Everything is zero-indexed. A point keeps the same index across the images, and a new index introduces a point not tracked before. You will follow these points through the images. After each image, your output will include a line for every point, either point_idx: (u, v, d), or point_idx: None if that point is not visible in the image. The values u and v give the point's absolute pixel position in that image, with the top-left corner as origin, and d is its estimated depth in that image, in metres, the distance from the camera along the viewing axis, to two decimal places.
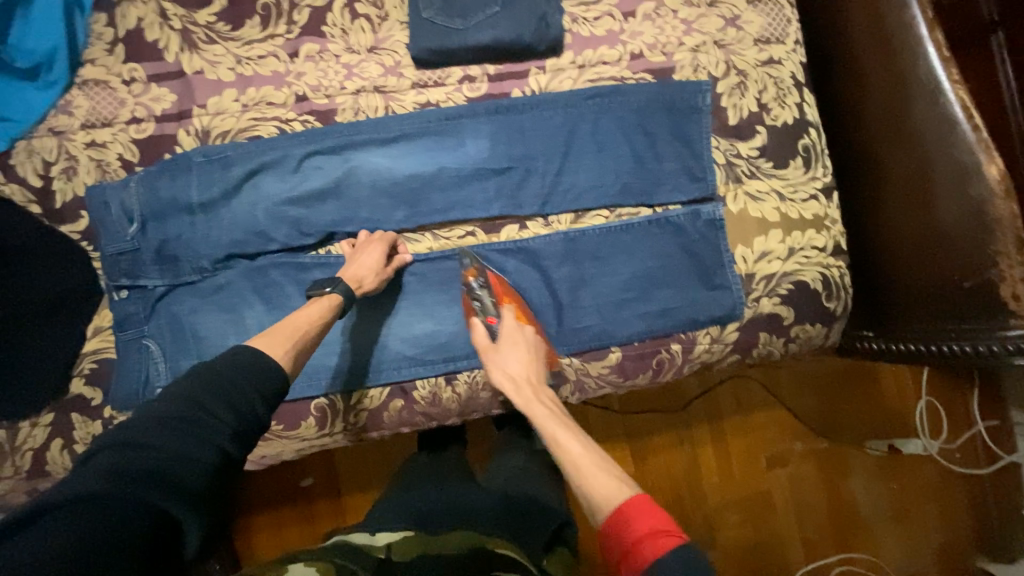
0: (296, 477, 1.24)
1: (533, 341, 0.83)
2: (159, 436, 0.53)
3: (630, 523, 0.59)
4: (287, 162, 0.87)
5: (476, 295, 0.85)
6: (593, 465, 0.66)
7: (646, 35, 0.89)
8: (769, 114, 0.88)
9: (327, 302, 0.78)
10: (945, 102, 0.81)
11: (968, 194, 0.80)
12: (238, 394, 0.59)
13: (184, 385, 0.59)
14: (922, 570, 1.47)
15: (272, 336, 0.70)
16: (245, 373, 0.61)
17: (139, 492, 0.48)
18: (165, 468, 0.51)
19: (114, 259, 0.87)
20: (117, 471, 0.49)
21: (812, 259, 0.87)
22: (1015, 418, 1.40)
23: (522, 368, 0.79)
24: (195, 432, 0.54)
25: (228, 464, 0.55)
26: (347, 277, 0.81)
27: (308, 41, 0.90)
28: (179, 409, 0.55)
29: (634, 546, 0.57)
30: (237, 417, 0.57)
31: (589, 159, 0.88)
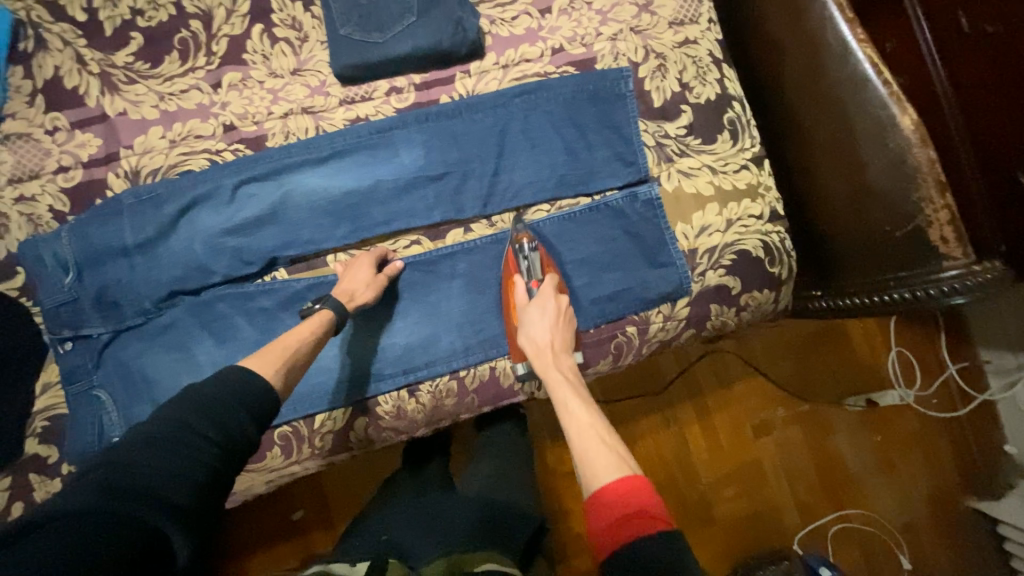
0: (285, 511, 1.22)
1: (561, 310, 0.82)
2: (147, 453, 0.53)
3: (616, 501, 0.59)
4: (220, 193, 0.86)
5: (524, 257, 0.86)
6: (596, 437, 0.67)
7: (564, 29, 0.90)
8: (692, 92, 0.90)
9: (319, 317, 0.79)
10: (855, 61, 0.85)
11: (888, 146, 0.84)
12: (226, 411, 0.60)
13: (171, 406, 0.59)
14: (914, 518, 1.50)
15: (264, 355, 0.71)
16: (231, 390, 0.62)
17: (125, 505, 0.48)
18: (158, 482, 0.51)
19: (55, 311, 0.85)
20: (109, 488, 0.49)
21: (750, 227, 0.89)
22: (985, 356, 1.46)
23: (544, 337, 0.79)
24: (183, 448, 0.54)
25: (215, 482, 0.55)
26: (338, 292, 0.82)
27: (230, 71, 0.90)
28: (165, 429, 0.56)
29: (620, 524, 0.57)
30: (224, 432, 0.58)
31: (523, 155, 0.89)
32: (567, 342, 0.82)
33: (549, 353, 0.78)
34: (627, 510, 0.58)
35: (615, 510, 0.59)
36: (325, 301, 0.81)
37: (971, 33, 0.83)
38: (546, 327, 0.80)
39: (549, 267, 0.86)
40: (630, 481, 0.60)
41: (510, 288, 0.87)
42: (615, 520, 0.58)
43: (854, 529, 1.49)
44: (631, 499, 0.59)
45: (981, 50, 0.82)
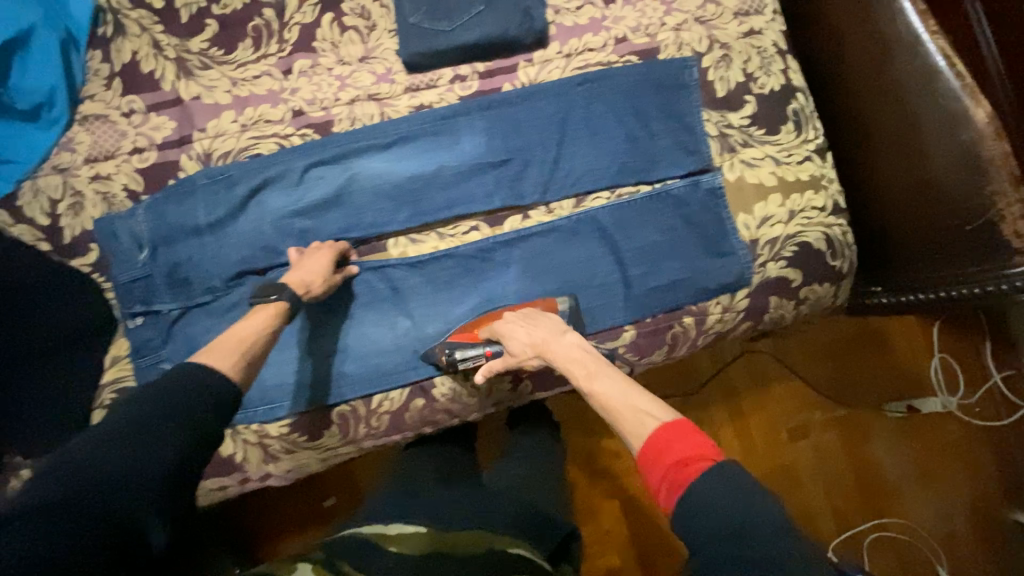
0: (318, 496, 1.24)
1: (539, 311, 0.84)
2: (115, 446, 0.54)
3: (666, 447, 0.59)
4: (289, 175, 0.88)
5: (465, 359, 0.84)
6: (628, 399, 0.67)
7: (627, 19, 0.91)
8: (756, 83, 0.90)
9: (274, 309, 0.78)
10: (926, 53, 0.83)
11: (959, 139, 0.82)
12: (190, 403, 0.59)
13: (142, 398, 0.59)
14: (955, 529, 1.46)
15: (219, 348, 0.70)
16: (197, 388, 0.61)
17: (91, 500, 0.51)
18: (124, 476, 0.53)
19: (127, 287, 0.88)
20: (79, 482, 0.52)
21: (813, 219, 0.88)
22: None
23: (542, 332, 0.79)
24: (148, 439, 0.55)
25: (186, 473, 0.57)
26: (295, 283, 0.81)
27: (301, 58, 0.93)
28: (134, 418, 0.57)
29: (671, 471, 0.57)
30: (191, 428, 0.58)
31: (584, 143, 0.90)
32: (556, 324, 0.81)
33: (543, 345, 0.78)
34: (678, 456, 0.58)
35: (666, 456, 0.58)
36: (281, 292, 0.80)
37: None
38: (535, 325, 0.80)
39: (476, 327, 0.87)
40: (676, 427, 0.60)
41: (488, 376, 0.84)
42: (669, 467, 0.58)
43: (891, 538, 1.46)
44: (681, 444, 0.59)
45: None
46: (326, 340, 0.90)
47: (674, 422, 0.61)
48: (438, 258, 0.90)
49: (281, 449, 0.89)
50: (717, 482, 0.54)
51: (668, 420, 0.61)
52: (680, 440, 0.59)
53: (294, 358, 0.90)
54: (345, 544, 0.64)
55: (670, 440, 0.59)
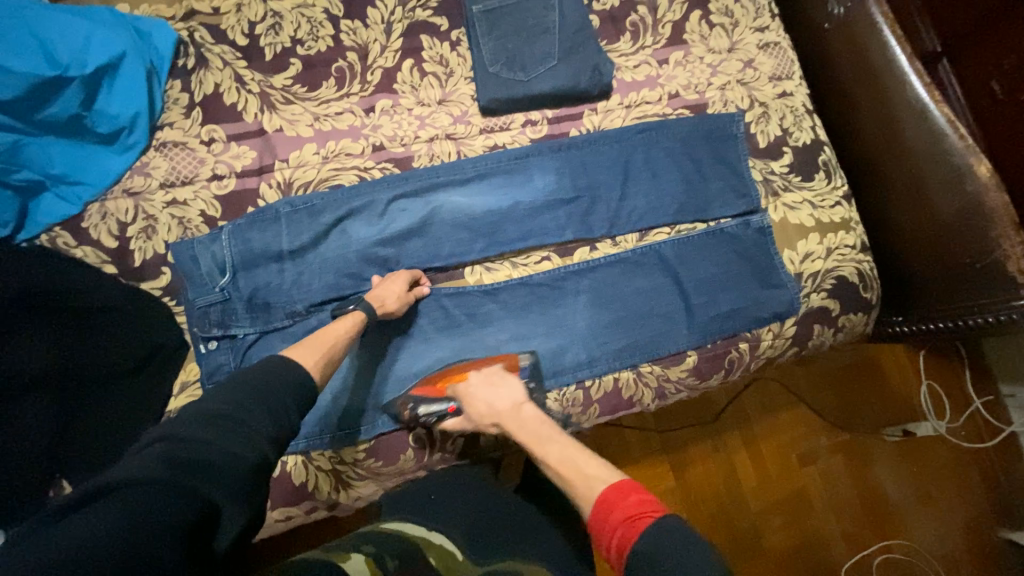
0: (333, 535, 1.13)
1: (502, 373, 0.85)
2: (203, 432, 0.54)
3: (612, 508, 0.60)
4: (374, 206, 0.93)
5: (432, 412, 0.85)
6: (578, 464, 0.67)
7: (679, 78, 1.03)
8: (791, 136, 1.02)
9: (351, 318, 0.82)
10: (931, 119, 0.98)
11: (966, 190, 0.95)
12: (274, 400, 0.62)
13: (224, 393, 0.60)
14: (953, 549, 1.55)
15: (307, 346, 0.75)
16: (280, 382, 0.65)
17: (183, 480, 0.49)
18: (213, 460, 0.52)
19: (204, 312, 0.88)
20: (171, 462, 0.50)
21: (847, 255, 1.00)
22: (1007, 391, 1.58)
23: (503, 402, 0.79)
24: (237, 430, 0.56)
25: (263, 470, 0.56)
26: (371, 296, 0.86)
27: (382, 97, 0.99)
28: (220, 411, 0.58)
29: (617, 532, 0.58)
30: (275, 425, 0.60)
31: (645, 184, 0.99)
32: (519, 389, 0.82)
33: (513, 412, 0.78)
34: (621, 514, 0.59)
35: (613, 516, 0.59)
36: (357, 304, 0.86)
37: (1005, 98, 1.05)
38: (498, 390, 0.81)
39: (442, 382, 0.88)
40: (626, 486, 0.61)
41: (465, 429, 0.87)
42: (616, 526, 0.58)
43: (896, 560, 1.53)
44: (629, 504, 0.59)
45: (1012, 117, 1.03)
46: (403, 365, 0.93)
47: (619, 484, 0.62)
48: (513, 286, 0.95)
49: (354, 476, 0.89)
50: (653, 540, 0.55)
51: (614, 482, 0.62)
52: (621, 499, 0.59)
53: (370, 384, 0.91)
54: (394, 546, 0.64)
55: (614, 499, 0.60)
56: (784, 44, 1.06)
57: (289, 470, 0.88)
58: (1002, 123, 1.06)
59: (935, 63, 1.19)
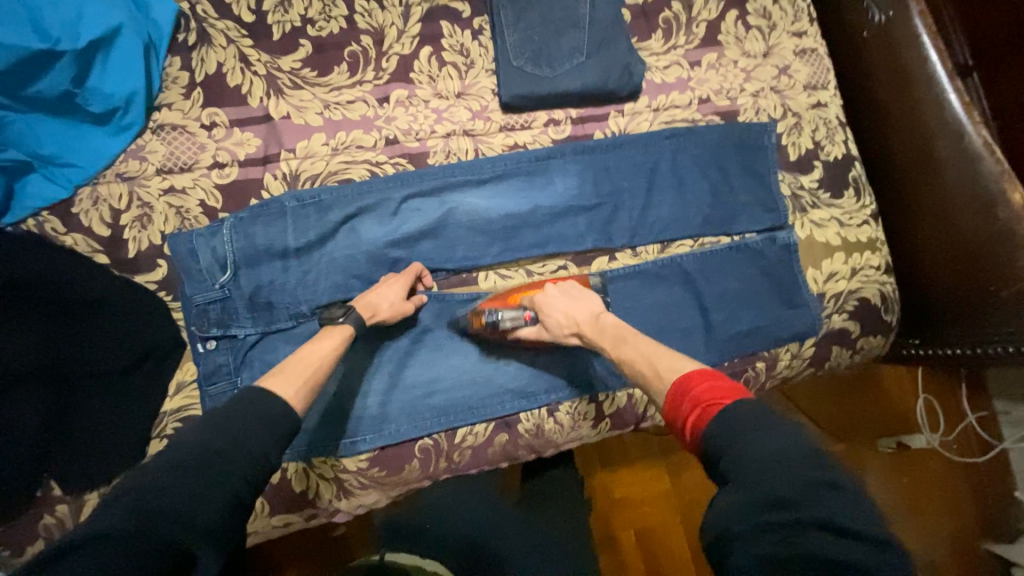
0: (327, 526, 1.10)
1: (579, 287, 0.85)
2: (171, 476, 0.53)
3: (679, 402, 0.62)
4: (386, 205, 0.88)
5: (502, 321, 0.82)
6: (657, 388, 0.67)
7: (711, 82, 0.98)
8: (823, 150, 0.98)
9: (338, 334, 0.77)
10: (969, 140, 0.94)
11: (998, 218, 0.92)
12: (247, 438, 0.59)
13: (199, 429, 0.59)
14: (940, 560, 1.56)
15: (285, 372, 0.71)
16: (252, 413, 0.62)
17: (151, 530, 0.48)
18: (182, 506, 0.51)
19: (202, 309, 0.84)
20: (135, 512, 0.49)
21: (871, 277, 0.97)
22: (1001, 408, 1.57)
23: (583, 311, 0.81)
24: (208, 471, 0.54)
25: (238, 510, 0.55)
26: (361, 306, 0.80)
27: (397, 87, 0.93)
28: (190, 452, 0.56)
29: (687, 421, 0.59)
30: (250, 461, 0.57)
31: (670, 193, 0.95)
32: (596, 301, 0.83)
33: (591, 322, 0.80)
34: (690, 404, 0.60)
35: (680, 408, 0.61)
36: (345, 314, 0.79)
37: None
38: (577, 303, 0.82)
39: (515, 295, 0.86)
40: (692, 378, 0.62)
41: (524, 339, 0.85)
42: (684, 418, 0.60)
43: None
44: (697, 396, 0.60)
45: None
46: (412, 371, 0.90)
47: (706, 371, 0.63)
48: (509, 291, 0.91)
49: (358, 484, 0.86)
50: (729, 424, 0.54)
51: (696, 371, 0.63)
52: (688, 392, 0.61)
53: (380, 392, 0.88)
54: None
55: (692, 384, 0.62)
56: (821, 51, 1.01)
57: (289, 477, 0.85)
58: None
59: (967, 74, 1.14)
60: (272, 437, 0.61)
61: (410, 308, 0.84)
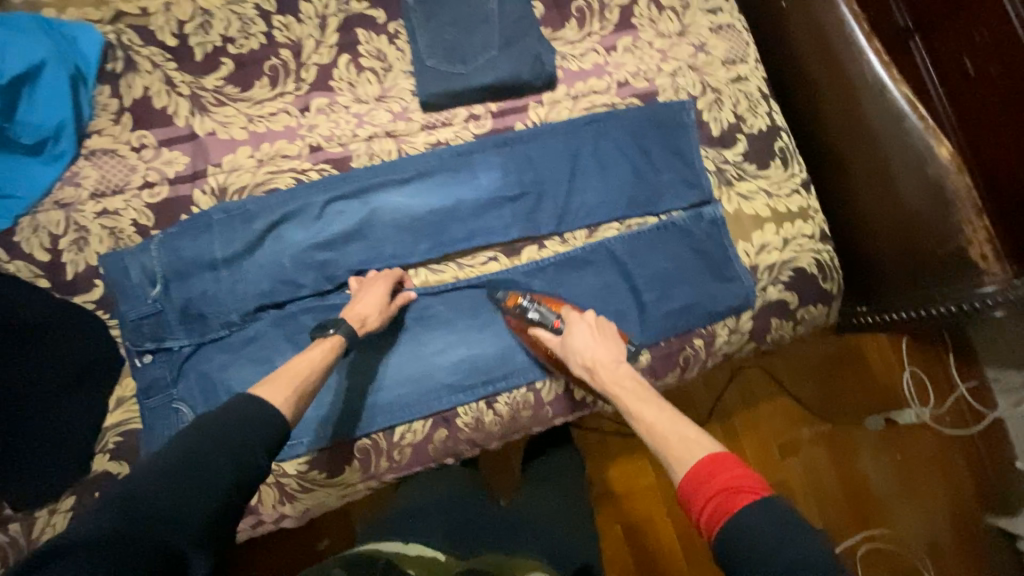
0: (309, 539, 1.12)
1: (610, 330, 0.87)
2: (164, 485, 0.56)
3: (705, 479, 0.63)
4: (309, 210, 0.89)
5: (529, 311, 0.88)
6: (674, 430, 0.71)
7: (628, 66, 0.99)
8: (746, 123, 0.99)
9: (328, 345, 0.79)
10: (891, 99, 0.95)
11: (928, 174, 0.92)
12: (238, 443, 0.61)
13: (193, 436, 0.61)
14: (937, 534, 1.53)
15: (274, 381, 0.72)
16: (242, 424, 0.63)
17: (144, 536, 0.52)
18: (173, 513, 0.54)
19: (137, 324, 0.86)
20: (125, 515, 0.53)
21: (805, 246, 0.96)
22: (992, 376, 1.50)
23: (604, 353, 0.83)
24: (200, 480, 0.57)
25: (227, 513, 0.58)
26: (352, 316, 0.82)
27: (317, 96, 0.95)
28: (182, 459, 0.58)
29: (711, 502, 0.61)
30: (240, 468, 0.60)
31: (594, 178, 0.96)
32: (618, 352, 0.84)
33: (601, 369, 0.81)
34: (717, 486, 0.62)
35: (706, 488, 0.62)
36: (336, 326, 0.81)
37: (977, 74, 1.00)
38: (601, 341, 0.84)
39: (558, 300, 0.91)
40: (719, 458, 0.65)
41: (536, 339, 0.89)
42: (707, 499, 0.62)
43: (881, 548, 1.52)
44: (724, 477, 0.62)
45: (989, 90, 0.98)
46: (345, 375, 0.89)
47: (712, 455, 0.65)
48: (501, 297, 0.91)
49: (299, 487, 0.87)
50: (762, 513, 0.58)
51: (700, 456, 0.65)
52: (718, 473, 0.63)
53: (328, 393, 0.88)
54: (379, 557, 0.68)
55: (703, 476, 0.63)
56: (738, 27, 1.03)
57: None
58: (979, 101, 1.00)
59: (908, 38, 1.13)
60: (259, 443, 0.63)
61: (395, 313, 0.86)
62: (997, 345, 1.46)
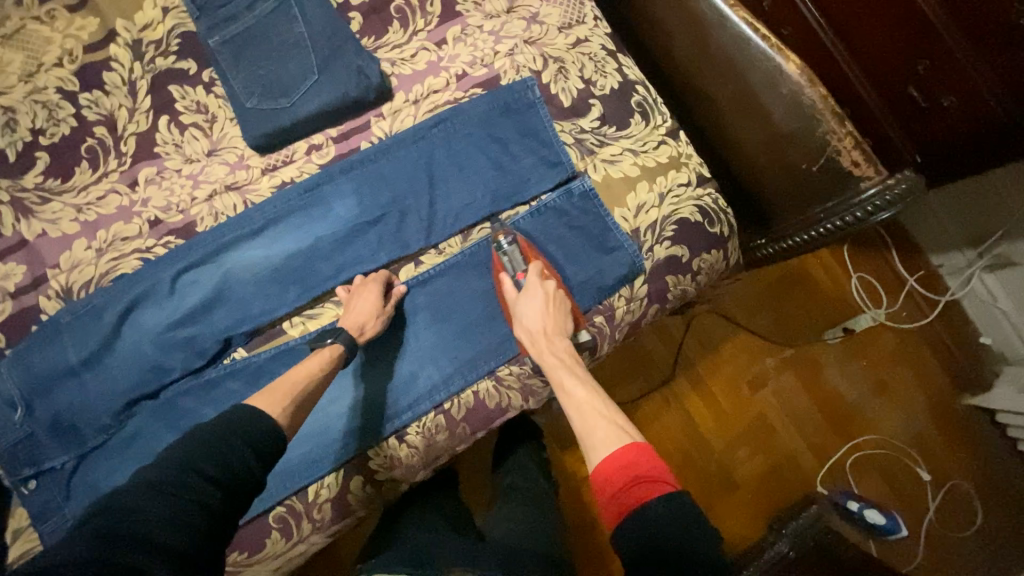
0: None
1: (560, 299, 0.86)
2: (149, 497, 0.53)
3: (622, 468, 0.64)
4: (159, 288, 0.84)
5: (505, 253, 0.88)
6: (594, 412, 0.73)
7: (462, 55, 0.94)
8: (596, 86, 0.95)
9: (329, 352, 0.80)
10: (732, 24, 0.93)
11: (784, 92, 0.89)
12: (232, 446, 0.61)
13: (177, 448, 0.60)
14: (920, 430, 1.52)
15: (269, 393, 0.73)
16: (235, 429, 0.63)
17: (119, 558, 0.48)
18: (153, 530, 0.51)
19: (12, 452, 0.82)
20: (99, 538, 0.49)
21: (682, 196, 0.93)
22: (937, 262, 1.52)
23: (535, 326, 0.83)
24: (182, 490, 0.54)
25: (213, 523, 0.55)
26: (348, 325, 0.83)
27: (144, 167, 0.90)
28: (170, 473, 0.56)
29: (625, 489, 0.62)
30: (229, 470, 0.59)
31: (454, 180, 0.92)
32: (564, 324, 0.85)
33: (543, 339, 0.82)
34: (634, 475, 0.62)
35: (623, 475, 0.63)
36: (335, 335, 0.82)
37: None
38: (543, 314, 0.83)
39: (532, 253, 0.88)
40: (638, 449, 0.65)
41: (501, 289, 0.89)
42: (622, 484, 0.62)
43: (869, 455, 1.51)
44: (640, 466, 0.63)
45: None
46: None
47: (634, 446, 0.66)
48: (410, 295, 0.90)
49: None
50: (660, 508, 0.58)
51: (621, 445, 0.66)
52: (637, 463, 0.63)
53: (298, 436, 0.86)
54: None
55: (618, 463, 0.64)
56: None
57: None
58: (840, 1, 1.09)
59: None
60: (251, 443, 0.63)
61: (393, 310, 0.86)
62: (929, 223, 1.48)
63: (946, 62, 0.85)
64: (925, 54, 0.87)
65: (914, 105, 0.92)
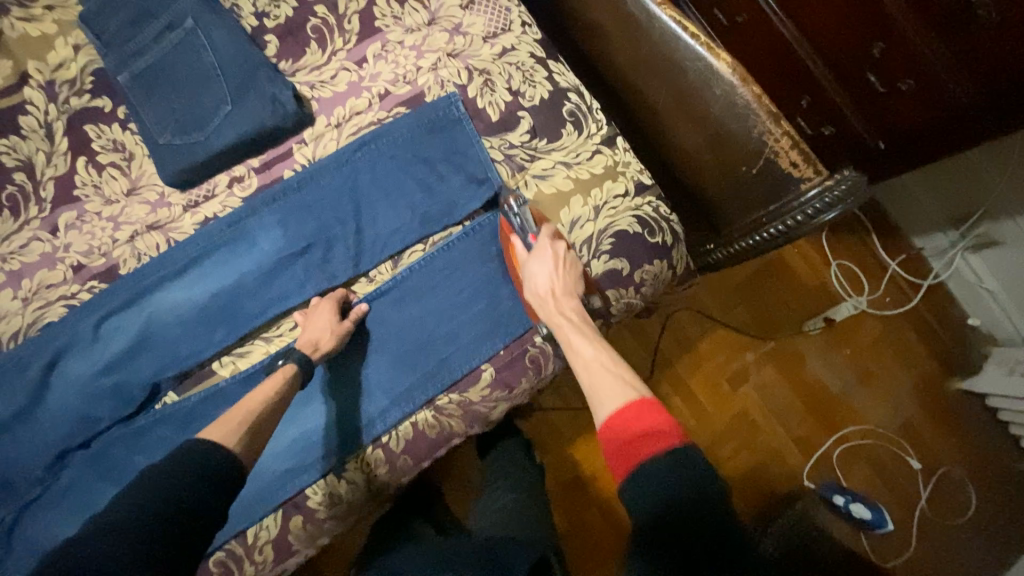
0: None
1: (572, 261, 0.82)
2: (102, 541, 0.53)
3: (625, 422, 0.60)
4: (82, 337, 0.83)
5: (515, 216, 0.85)
6: (602, 368, 0.68)
7: (383, 74, 0.91)
8: (525, 96, 0.91)
9: (282, 373, 0.79)
10: (661, 24, 0.89)
11: (717, 93, 0.86)
12: (183, 481, 0.59)
13: (132, 487, 0.58)
14: (909, 418, 1.45)
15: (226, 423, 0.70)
16: (184, 464, 0.61)
17: None
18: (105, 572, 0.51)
19: None
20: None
21: (620, 206, 0.90)
22: (919, 245, 1.46)
23: (545, 285, 0.78)
24: (133, 531, 0.54)
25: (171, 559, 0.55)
26: (302, 344, 0.82)
27: (64, 212, 0.87)
28: (121, 514, 0.55)
29: (630, 444, 0.59)
30: (181, 507, 0.57)
31: (381, 205, 0.89)
32: (574, 287, 0.80)
33: (551, 299, 0.77)
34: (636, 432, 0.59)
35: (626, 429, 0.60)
36: (289, 357, 0.81)
37: None
38: (557, 276, 0.79)
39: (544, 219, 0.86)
40: (643, 405, 0.61)
41: (511, 251, 0.86)
42: (629, 440, 0.59)
43: (857, 446, 1.44)
44: (645, 423, 0.60)
45: None
46: None
47: (640, 401, 0.62)
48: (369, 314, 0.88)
49: None
50: (670, 465, 0.55)
51: (628, 401, 0.62)
52: (641, 418, 0.60)
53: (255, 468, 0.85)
54: None
55: (622, 419, 0.61)
56: None
57: None
58: None
59: None
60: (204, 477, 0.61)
61: (349, 329, 0.84)
62: (909, 204, 1.41)
63: (902, 42, 0.78)
64: (880, 37, 0.81)
65: (872, 90, 0.86)
